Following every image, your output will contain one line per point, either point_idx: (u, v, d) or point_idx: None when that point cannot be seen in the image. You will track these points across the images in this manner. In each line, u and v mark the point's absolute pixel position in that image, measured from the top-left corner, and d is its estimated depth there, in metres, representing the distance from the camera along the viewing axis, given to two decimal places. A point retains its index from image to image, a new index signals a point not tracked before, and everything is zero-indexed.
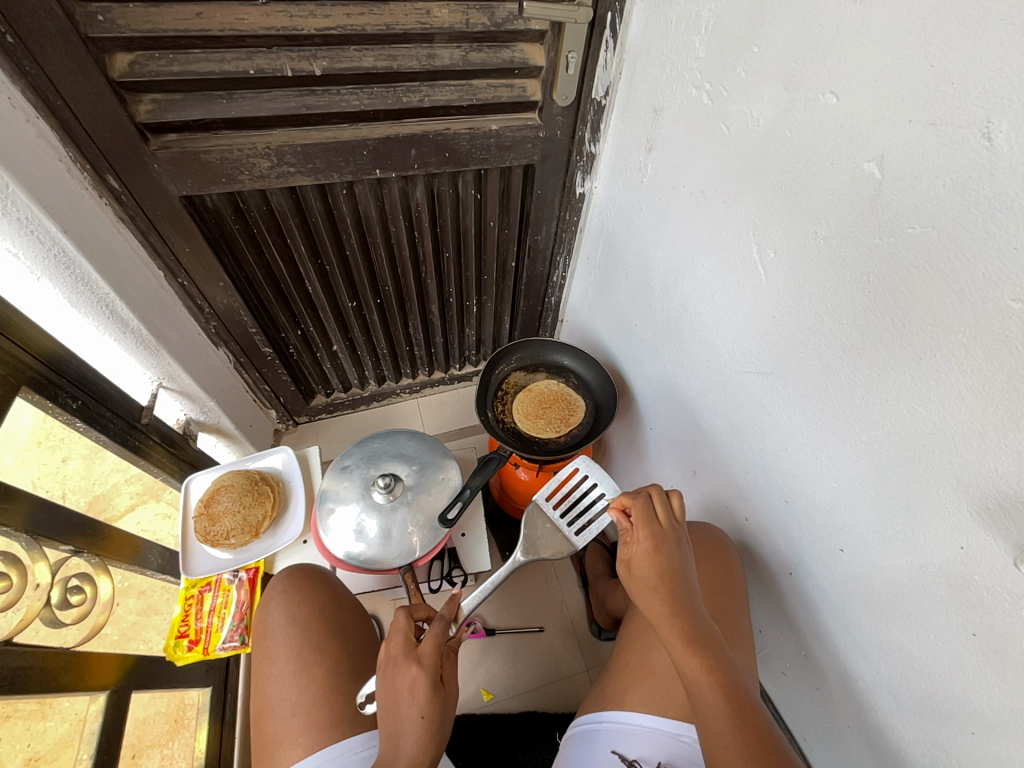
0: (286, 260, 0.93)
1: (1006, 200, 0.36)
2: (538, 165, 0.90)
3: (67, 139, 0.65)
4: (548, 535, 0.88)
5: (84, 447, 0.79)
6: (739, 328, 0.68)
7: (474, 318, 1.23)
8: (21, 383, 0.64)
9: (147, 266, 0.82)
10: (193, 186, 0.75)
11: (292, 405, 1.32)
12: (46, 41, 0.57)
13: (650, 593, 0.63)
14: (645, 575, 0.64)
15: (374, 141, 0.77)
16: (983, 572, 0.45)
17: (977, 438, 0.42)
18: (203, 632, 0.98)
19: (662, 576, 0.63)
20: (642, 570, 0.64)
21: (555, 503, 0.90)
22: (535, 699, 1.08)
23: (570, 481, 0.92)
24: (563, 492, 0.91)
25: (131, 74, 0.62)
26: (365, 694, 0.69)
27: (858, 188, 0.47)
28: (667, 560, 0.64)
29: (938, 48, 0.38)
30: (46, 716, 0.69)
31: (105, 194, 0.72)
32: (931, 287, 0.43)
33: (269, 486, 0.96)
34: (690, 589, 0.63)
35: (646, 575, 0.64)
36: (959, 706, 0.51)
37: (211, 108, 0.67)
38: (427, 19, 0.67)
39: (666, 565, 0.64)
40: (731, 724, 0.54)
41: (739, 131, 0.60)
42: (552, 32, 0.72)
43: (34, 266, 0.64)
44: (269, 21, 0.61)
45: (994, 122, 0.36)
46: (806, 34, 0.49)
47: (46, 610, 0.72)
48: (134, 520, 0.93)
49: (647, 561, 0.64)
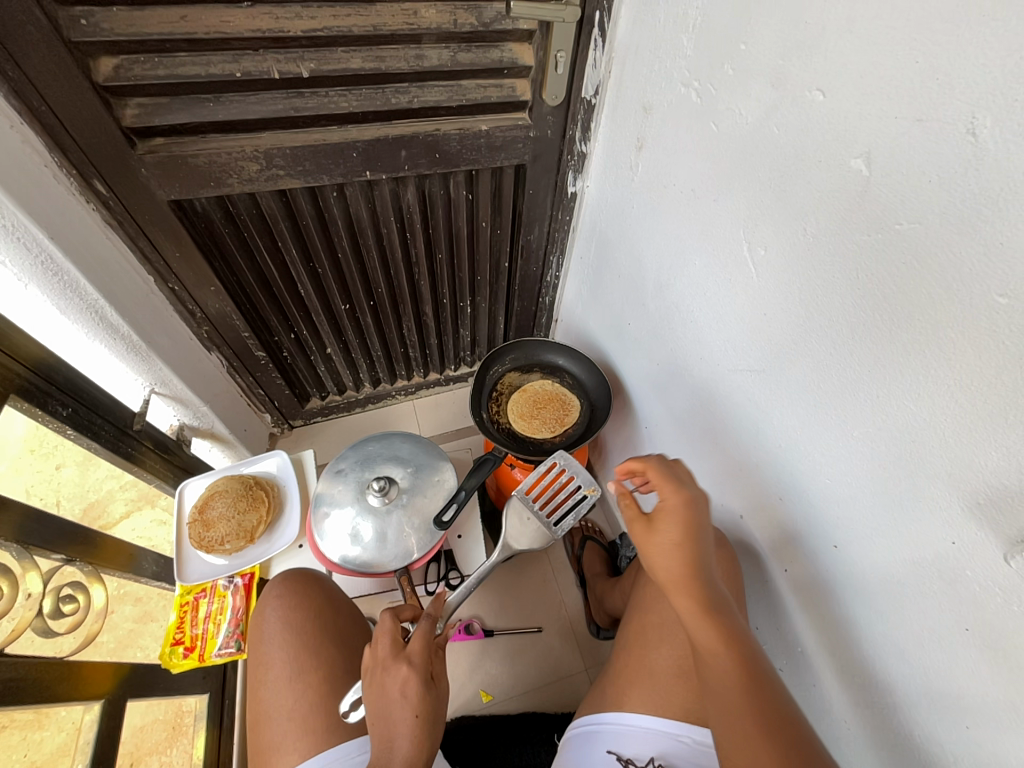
0: (278, 263, 0.92)
1: (991, 196, 0.36)
2: (529, 165, 0.90)
3: (53, 145, 0.64)
4: (533, 533, 0.87)
5: (77, 454, 0.78)
6: (733, 326, 0.68)
7: (468, 319, 1.22)
8: (9, 393, 0.64)
9: (137, 271, 0.82)
10: (181, 190, 0.74)
11: (287, 408, 1.32)
12: (30, 47, 0.56)
13: (672, 549, 0.61)
14: (668, 529, 0.63)
15: (363, 143, 0.77)
16: (975, 568, 0.45)
17: (969, 434, 0.42)
18: (199, 639, 0.97)
19: (683, 534, 0.62)
20: (669, 525, 0.63)
21: (538, 501, 0.89)
22: (535, 699, 1.08)
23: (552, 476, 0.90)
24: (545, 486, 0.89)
25: (116, 79, 0.61)
26: (347, 703, 0.66)
27: (846, 184, 0.47)
28: (688, 518, 0.63)
29: (922, 43, 0.38)
30: (42, 725, 0.69)
31: (92, 200, 0.72)
32: (921, 283, 0.43)
33: (264, 491, 0.96)
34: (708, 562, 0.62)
35: (670, 528, 0.62)
36: (955, 701, 0.52)
37: (198, 111, 0.67)
38: (414, 20, 0.66)
39: (694, 526, 0.63)
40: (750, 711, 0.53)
41: (728, 128, 0.60)
42: (540, 32, 0.72)
43: (22, 273, 0.64)
44: (254, 23, 0.61)
45: (978, 118, 0.36)
46: (793, 30, 0.48)
47: (39, 620, 0.71)
48: (129, 527, 0.92)
49: (670, 520, 0.63)
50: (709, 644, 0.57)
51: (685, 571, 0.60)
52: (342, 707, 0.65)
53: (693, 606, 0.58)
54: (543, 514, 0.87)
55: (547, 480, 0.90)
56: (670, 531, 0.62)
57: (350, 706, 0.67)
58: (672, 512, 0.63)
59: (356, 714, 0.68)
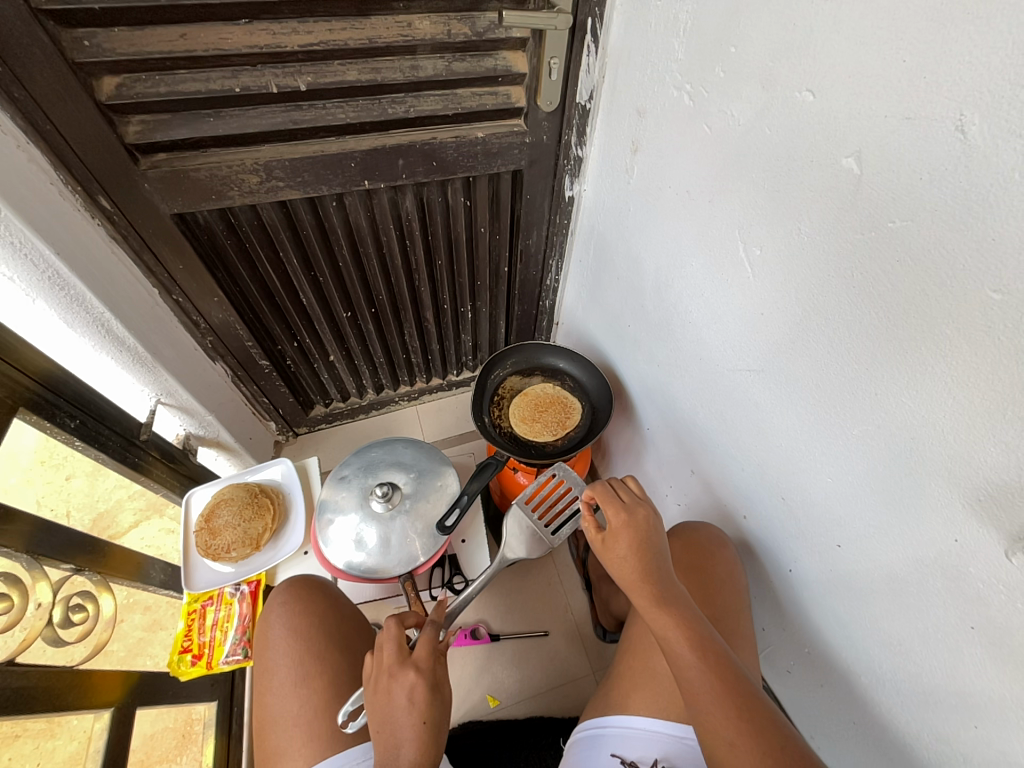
0: (279, 273, 0.94)
1: (981, 192, 0.37)
2: (526, 170, 0.91)
3: (58, 163, 0.66)
4: (530, 541, 0.86)
5: (86, 465, 0.79)
6: (731, 326, 0.68)
7: (469, 324, 1.23)
8: (18, 405, 0.65)
9: (142, 285, 0.83)
10: (184, 204, 0.76)
11: (291, 416, 1.33)
12: (34, 67, 0.58)
13: (625, 557, 0.66)
14: (621, 540, 0.67)
15: (361, 153, 0.78)
16: (978, 565, 0.45)
17: (967, 431, 0.42)
18: (207, 646, 0.98)
19: (635, 544, 0.66)
20: (622, 536, 0.67)
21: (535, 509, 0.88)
22: (542, 704, 1.08)
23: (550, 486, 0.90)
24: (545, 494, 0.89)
25: (118, 97, 0.63)
26: (345, 712, 0.65)
27: (838, 183, 0.47)
28: (639, 531, 0.67)
29: (908, 43, 0.39)
30: (54, 734, 0.69)
31: (98, 216, 0.73)
32: (915, 280, 0.43)
33: (269, 498, 0.97)
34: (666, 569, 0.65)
35: (623, 540, 0.67)
36: (962, 698, 0.51)
37: (199, 126, 0.68)
38: (409, 32, 0.67)
39: (644, 535, 0.67)
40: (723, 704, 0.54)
41: (720, 130, 0.60)
42: (534, 39, 0.73)
43: (30, 288, 0.65)
44: (252, 40, 0.62)
45: (967, 115, 0.36)
46: (782, 32, 0.49)
47: (49, 629, 0.72)
48: (138, 536, 0.93)
49: (622, 533, 0.67)
50: (664, 630, 0.59)
51: (639, 574, 0.64)
52: (341, 716, 0.64)
53: (648, 602, 0.62)
54: (541, 523, 0.87)
55: (547, 490, 0.90)
56: (622, 544, 0.66)
57: (347, 716, 0.67)
58: (622, 528, 0.67)
59: (354, 722, 0.67)
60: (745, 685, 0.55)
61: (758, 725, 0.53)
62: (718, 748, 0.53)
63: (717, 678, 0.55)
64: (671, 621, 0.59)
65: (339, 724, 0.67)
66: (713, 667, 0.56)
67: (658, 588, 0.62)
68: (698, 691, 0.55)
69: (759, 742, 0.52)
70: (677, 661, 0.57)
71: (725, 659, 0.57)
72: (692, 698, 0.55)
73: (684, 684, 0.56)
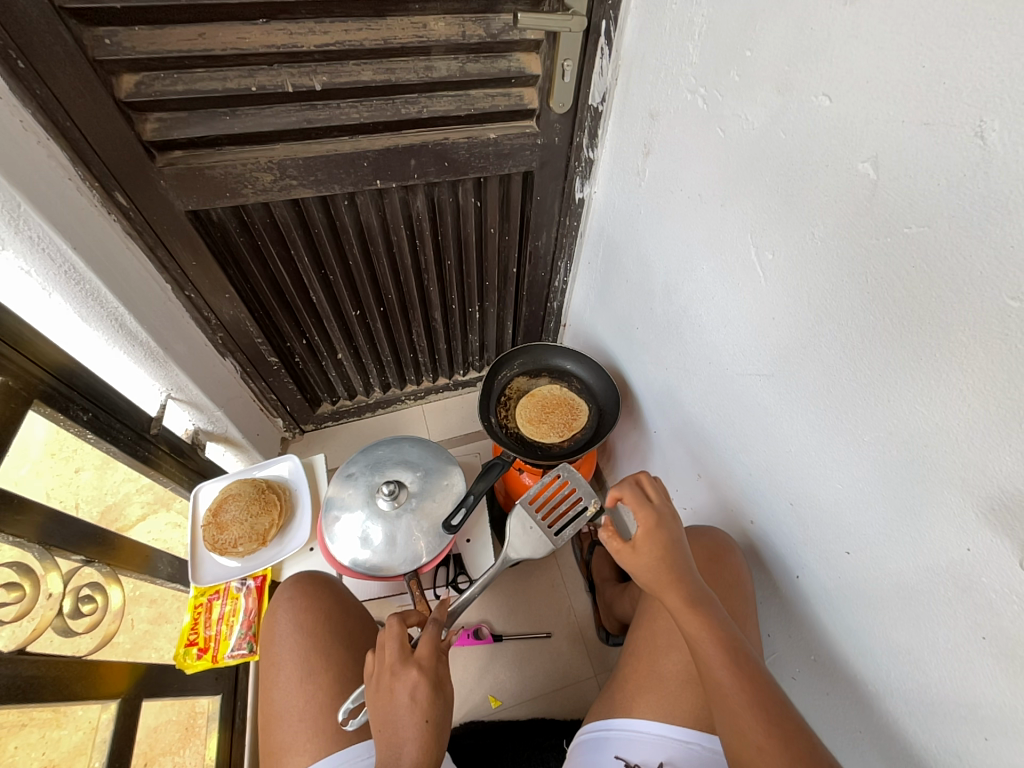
0: (291, 271, 0.94)
1: (1001, 198, 0.36)
2: (537, 172, 0.91)
3: (76, 159, 0.67)
4: (535, 543, 0.85)
5: (95, 458, 0.80)
6: (740, 331, 0.68)
7: (477, 324, 1.23)
8: (33, 397, 0.66)
9: (155, 279, 0.84)
10: (199, 200, 0.76)
11: (298, 413, 1.34)
12: (56, 65, 0.58)
13: (658, 559, 0.65)
14: (652, 543, 0.66)
15: (374, 153, 0.78)
16: (991, 574, 0.44)
17: (980, 438, 0.42)
18: (212, 639, 0.99)
19: (663, 551, 0.66)
20: (653, 539, 0.67)
21: (540, 511, 0.88)
22: (543, 706, 1.08)
23: (556, 488, 0.89)
24: (549, 496, 0.88)
25: (137, 95, 0.63)
26: (345, 709, 0.65)
27: (854, 187, 0.47)
28: (666, 538, 0.67)
29: (928, 49, 0.38)
30: (60, 724, 0.70)
31: (114, 212, 0.74)
32: (930, 287, 0.43)
33: (276, 494, 0.98)
34: (693, 570, 0.65)
35: (654, 542, 0.66)
36: (970, 709, 0.51)
37: (215, 125, 0.69)
38: (424, 33, 0.68)
39: (674, 538, 0.67)
40: (753, 707, 0.54)
41: (734, 134, 0.60)
42: (548, 42, 0.73)
43: (46, 282, 0.66)
44: (269, 39, 0.63)
45: (986, 121, 0.36)
46: (798, 37, 0.49)
47: (59, 619, 0.73)
48: (145, 529, 0.94)
49: (650, 538, 0.67)
50: (697, 633, 0.59)
51: (670, 578, 0.64)
52: (342, 714, 0.65)
53: (681, 603, 0.62)
54: (546, 525, 0.86)
55: (552, 492, 0.89)
56: (650, 550, 0.66)
57: (348, 714, 0.67)
58: (651, 533, 0.67)
59: (355, 721, 0.67)
60: (773, 690, 0.56)
61: (789, 731, 0.53)
62: (745, 750, 0.53)
63: (746, 680, 0.56)
64: (703, 620, 0.60)
65: (343, 723, 0.67)
66: (743, 671, 0.56)
67: (689, 590, 0.62)
68: (728, 691, 0.56)
69: (789, 746, 0.52)
70: (707, 660, 0.58)
71: (753, 664, 0.57)
72: (721, 697, 0.56)
73: (712, 683, 0.57)
